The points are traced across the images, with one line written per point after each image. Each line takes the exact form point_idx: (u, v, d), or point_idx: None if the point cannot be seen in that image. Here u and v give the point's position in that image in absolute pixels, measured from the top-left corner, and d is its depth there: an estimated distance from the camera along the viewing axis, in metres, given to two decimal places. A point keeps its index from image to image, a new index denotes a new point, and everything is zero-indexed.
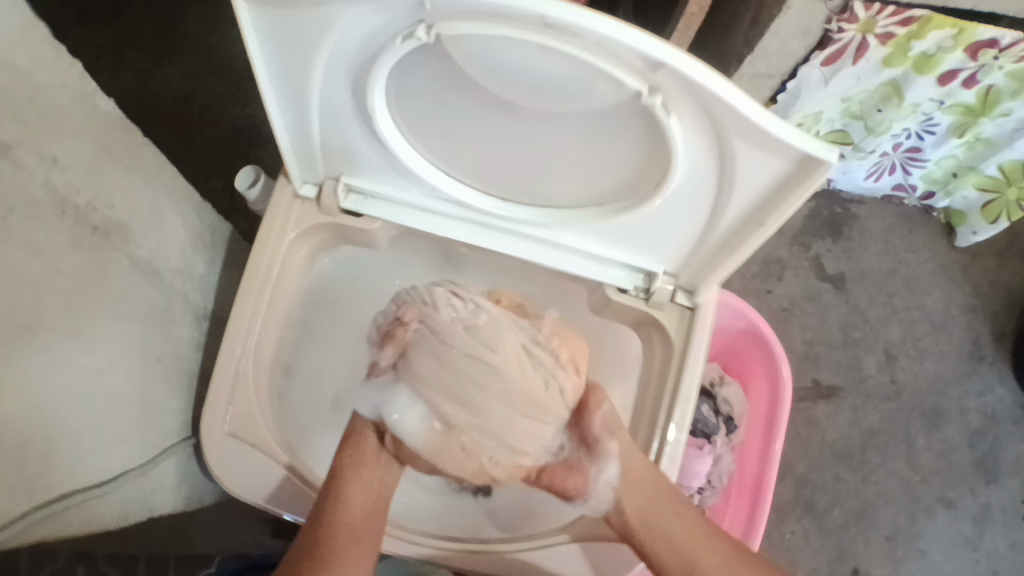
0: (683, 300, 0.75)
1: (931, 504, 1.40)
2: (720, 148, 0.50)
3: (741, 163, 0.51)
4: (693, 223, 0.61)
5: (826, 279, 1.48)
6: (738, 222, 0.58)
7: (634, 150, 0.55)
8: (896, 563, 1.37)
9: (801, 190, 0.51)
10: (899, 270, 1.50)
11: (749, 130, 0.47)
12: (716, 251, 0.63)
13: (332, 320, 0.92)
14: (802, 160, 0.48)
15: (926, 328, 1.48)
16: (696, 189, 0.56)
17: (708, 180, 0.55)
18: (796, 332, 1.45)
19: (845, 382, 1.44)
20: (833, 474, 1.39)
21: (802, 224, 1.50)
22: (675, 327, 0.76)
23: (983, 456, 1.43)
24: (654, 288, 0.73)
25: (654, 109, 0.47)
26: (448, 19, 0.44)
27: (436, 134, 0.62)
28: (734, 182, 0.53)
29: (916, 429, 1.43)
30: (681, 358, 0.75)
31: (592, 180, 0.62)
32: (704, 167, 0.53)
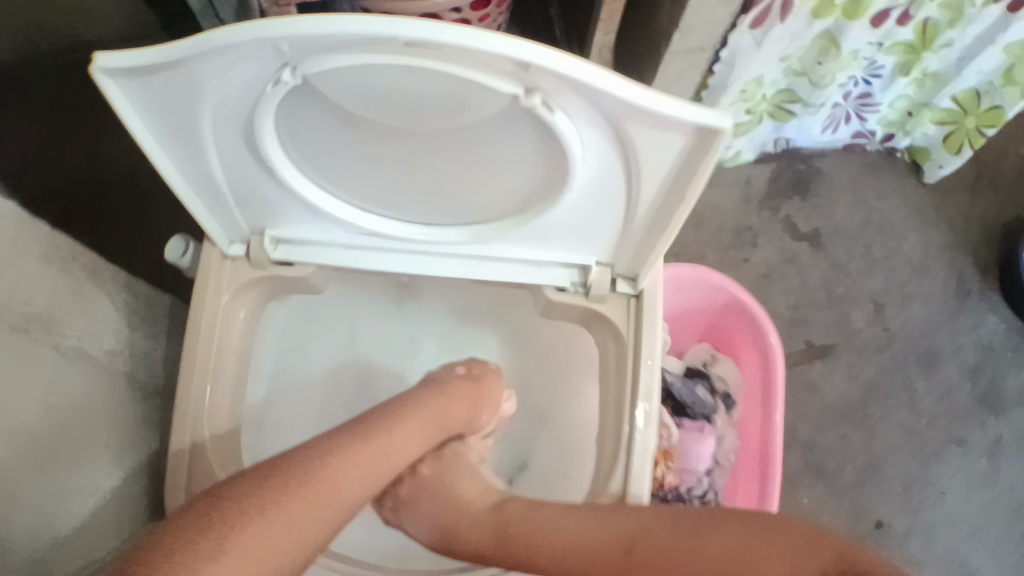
0: (627, 289, 0.73)
1: (942, 446, 1.39)
2: (618, 137, 0.49)
3: (642, 146, 0.49)
4: (615, 211, 0.59)
5: (801, 239, 1.46)
6: (655, 205, 0.57)
7: (533, 153, 0.54)
8: (915, 512, 1.35)
9: (706, 166, 0.50)
10: (872, 219, 1.49)
11: (636, 115, 0.46)
12: (648, 233, 0.62)
13: (305, 367, 0.91)
14: (697, 134, 0.48)
15: (907, 273, 1.47)
16: (609, 180, 0.55)
17: (615, 166, 0.53)
18: (780, 298, 1.43)
19: (836, 339, 1.42)
20: (839, 433, 1.38)
21: (768, 188, 1.48)
22: (622, 319, 0.75)
23: (985, 390, 1.42)
24: (592, 282, 0.71)
25: (537, 110, 0.46)
26: (308, 57, 0.43)
27: (341, 171, 0.61)
28: (639, 164, 0.52)
29: (914, 374, 1.42)
30: (636, 349, 0.73)
31: (507, 189, 0.61)
32: (608, 154, 0.52)
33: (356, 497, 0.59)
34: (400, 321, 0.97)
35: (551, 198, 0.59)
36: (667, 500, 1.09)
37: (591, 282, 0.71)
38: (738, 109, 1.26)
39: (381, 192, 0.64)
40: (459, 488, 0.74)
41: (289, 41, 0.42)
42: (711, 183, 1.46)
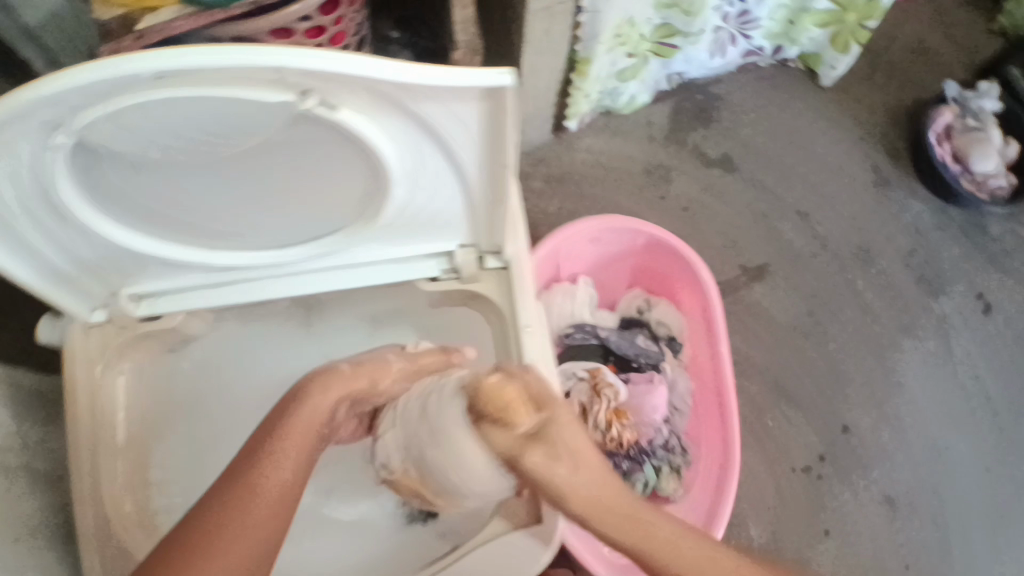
0: (495, 263, 0.74)
1: (895, 337, 1.43)
2: (410, 114, 0.51)
3: (437, 117, 0.51)
4: (450, 189, 0.61)
5: (713, 165, 1.45)
6: (480, 170, 0.57)
7: (343, 155, 0.56)
8: (881, 405, 1.39)
9: (506, 121, 0.51)
10: (779, 131, 1.50)
11: (412, 90, 0.48)
12: (491, 205, 0.63)
13: (222, 412, 0.87)
14: (488, 95, 0.49)
15: (826, 175, 1.49)
16: (429, 162, 0.57)
17: (425, 147, 0.55)
18: (706, 228, 1.42)
19: (770, 257, 1.43)
20: (793, 347, 1.39)
21: (670, 123, 1.46)
22: (498, 295, 0.75)
23: (923, 271, 1.47)
24: (458, 262, 0.73)
25: (315, 109, 0.48)
26: (84, 109, 0.46)
27: (174, 209, 0.62)
28: (445, 137, 0.53)
29: (853, 272, 1.45)
30: (514, 319, 0.74)
31: (339, 196, 0.63)
32: (411, 136, 0.53)
33: (283, 512, 0.60)
34: (313, 342, 0.91)
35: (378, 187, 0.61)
36: (631, 457, 1.06)
37: (459, 265, 0.73)
38: (619, 55, 1.22)
39: (225, 221, 0.65)
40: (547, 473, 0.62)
41: (52, 100, 0.44)
42: (613, 133, 1.43)
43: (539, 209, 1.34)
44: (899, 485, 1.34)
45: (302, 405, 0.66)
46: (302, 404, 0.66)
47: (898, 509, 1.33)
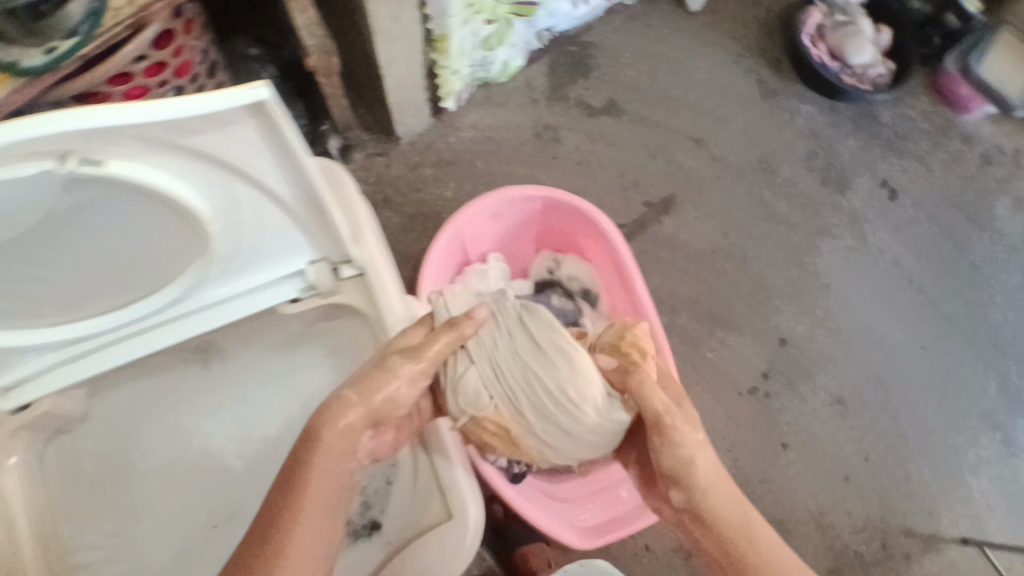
0: (350, 272, 0.79)
1: (812, 239, 1.45)
2: (195, 149, 0.54)
3: (218, 146, 0.54)
4: (263, 208, 0.64)
5: (599, 113, 1.44)
6: (285, 183, 0.61)
7: (146, 206, 0.58)
8: (812, 308, 1.41)
9: (287, 133, 0.54)
10: (658, 64, 1.50)
11: (187, 127, 0.50)
12: (312, 211, 0.66)
13: (141, 479, 0.84)
14: (255, 109, 0.51)
15: (713, 98, 1.50)
16: (235, 188, 0.60)
17: (219, 176, 0.57)
18: (603, 175, 1.41)
19: (674, 189, 1.43)
20: (716, 273, 1.40)
21: (549, 80, 1.44)
22: (359, 299, 0.80)
23: (826, 171, 1.49)
24: (313, 277, 0.78)
25: (84, 168, 0.49)
26: None
27: (24, 298, 0.62)
28: (233, 161, 0.56)
29: (759, 185, 1.46)
30: (380, 316, 0.79)
31: (161, 245, 0.64)
32: (203, 171, 0.56)
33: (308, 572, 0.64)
34: (213, 384, 0.87)
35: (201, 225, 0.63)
36: None
37: (314, 281, 0.78)
38: (477, 23, 1.19)
39: (58, 294, 0.64)
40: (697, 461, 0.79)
41: None
42: (495, 102, 1.41)
43: (436, 195, 1.32)
44: (844, 383, 1.37)
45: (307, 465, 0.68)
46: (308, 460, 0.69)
47: (847, 406, 1.36)
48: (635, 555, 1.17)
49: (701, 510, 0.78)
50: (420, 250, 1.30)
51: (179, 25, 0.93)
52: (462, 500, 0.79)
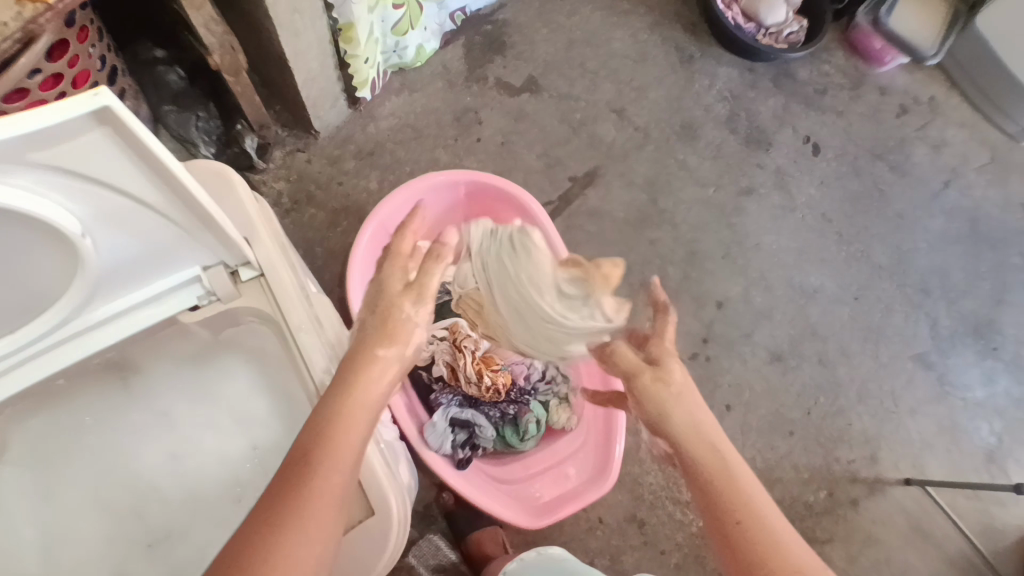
0: (249, 274, 0.77)
1: (738, 201, 1.46)
2: (39, 164, 0.50)
3: (72, 160, 0.51)
4: (142, 216, 0.61)
5: (519, 92, 1.43)
6: (160, 190, 0.58)
7: (0, 224, 0.54)
8: (743, 269, 1.43)
9: (143, 143, 0.51)
10: (574, 38, 1.50)
11: (26, 146, 0.47)
12: (197, 214, 0.63)
13: (67, 505, 0.80)
14: (99, 118, 0.48)
15: (631, 68, 1.50)
16: (97, 201, 0.56)
17: (82, 188, 0.54)
18: (528, 152, 1.40)
19: (599, 162, 1.43)
20: (647, 241, 1.40)
21: (466, 61, 1.42)
22: (260, 301, 0.79)
23: (748, 132, 1.51)
24: (212, 284, 0.75)
25: None
26: None
27: None
28: (94, 173, 0.53)
29: (683, 151, 1.47)
30: (282, 317, 0.78)
31: (36, 260, 0.61)
32: (65, 183, 0.53)
33: (334, 531, 0.57)
34: (133, 403, 0.85)
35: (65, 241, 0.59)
36: (514, 400, 1.07)
37: (212, 287, 0.75)
38: (386, 11, 1.18)
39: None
40: (694, 413, 0.75)
41: None
42: (412, 88, 1.39)
43: (360, 187, 1.30)
44: (781, 339, 1.40)
45: (342, 419, 0.63)
46: (343, 419, 0.63)
47: (786, 361, 1.38)
48: (589, 529, 1.18)
49: (686, 461, 0.71)
50: (347, 245, 1.27)
51: (73, 33, 0.89)
52: (382, 491, 0.73)
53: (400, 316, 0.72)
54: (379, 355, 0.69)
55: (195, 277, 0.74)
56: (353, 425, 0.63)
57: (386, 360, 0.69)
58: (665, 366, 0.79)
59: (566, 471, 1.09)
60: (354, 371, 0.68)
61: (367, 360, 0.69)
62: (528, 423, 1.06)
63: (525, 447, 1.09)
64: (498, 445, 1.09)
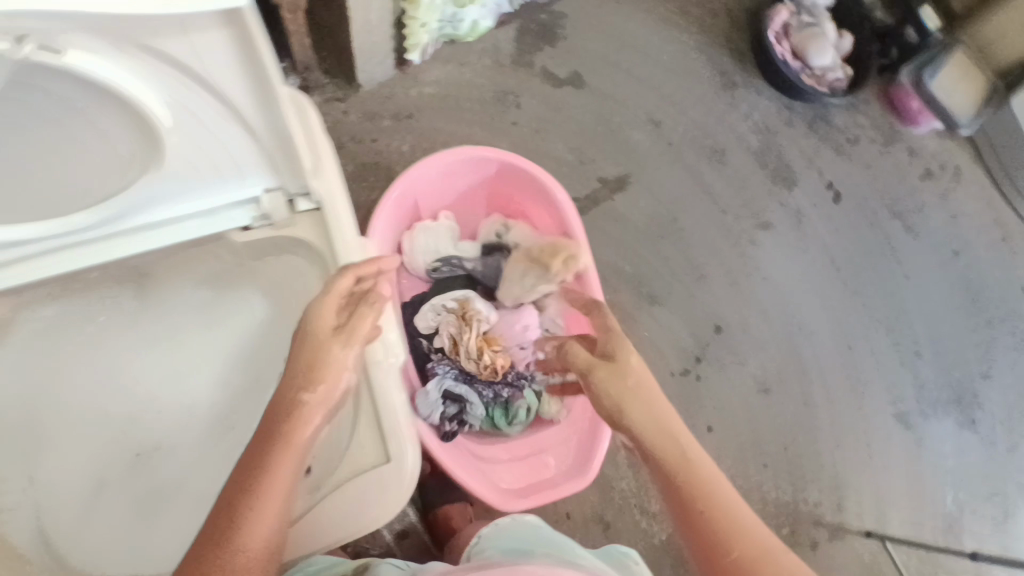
0: (305, 205, 0.77)
1: (753, 233, 1.48)
2: (153, 48, 0.52)
3: (184, 53, 0.53)
4: (226, 125, 0.63)
5: (562, 84, 1.44)
6: (253, 101, 0.60)
7: (94, 97, 0.56)
8: (747, 299, 1.44)
9: (255, 44, 0.53)
10: (624, 43, 1.50)
11: (147, 25, 0.48)
12: (277, 134, 0.65)
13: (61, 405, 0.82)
14: (225, 13, 0.50)
15: (674, 83, 1.51)
16: (190, 96, 0.58)
17: (183, 82, 0.56)
18: (561, 146, 1.42)
19: (628, 169, 1.44)
20: (659, 255, 1.42)
21: (516, 44, 1.43)
22: (314, 238, 0.77)
23: (775, 167, 1.52)
24: (269, 208, 0.75)
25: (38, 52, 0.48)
26: None
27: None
28: (200, 72, 0.55)
29: (709, 174, 1.48)
30: (331, 257, 0.77)
31: (116, 145, 0.63)
32: (169, 75, 0.55)
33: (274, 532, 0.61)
34: (144, 316, 0.85)
35: (149, 130, 0.61)
36: (510, 383, 1.09)
37: (268, 211, 0.75)
38: None
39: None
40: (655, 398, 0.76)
41: None
42: (458, 61, 1.39)
43: (391, 148, 1.31)
44: (772, 373, 1.41)
45: (280, 423, 0.65)
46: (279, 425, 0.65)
47: (772, 394, 1.40)
48: (556, 521, 1.19)
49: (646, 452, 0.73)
50: (370, 203, 1.28)
51: None
52: (404, 443, 0.74)
53: (331, 357, 0.68)
54: (304, 400, 0.66)
55: (254, 195, 0.74)
56: (292, 428, 0.65)
57: (311, 406, 0.66)
58: (619, 359, 0.80)
59: (545, 461, 1.11)
60: (279, 420, 0.65)
61: (292, 403, 0.66)
62: (519, 408, 1.08)
63: (511, 430, 1.10)
64: (485, 425, 1.10)
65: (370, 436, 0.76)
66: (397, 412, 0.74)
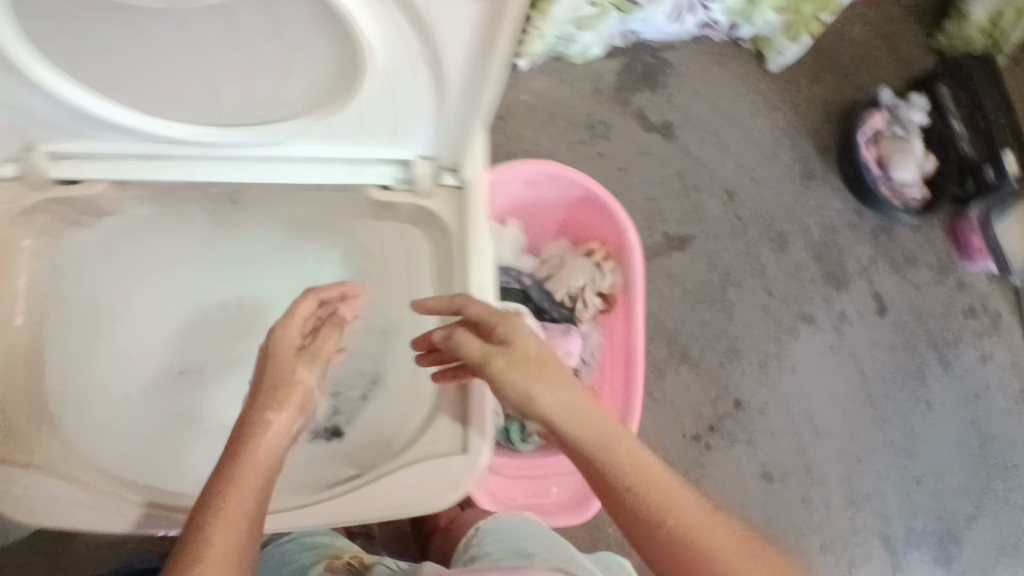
0: (450, 181, 0.74)
1: (794, 322, 1.48)
2: (399, 13, 0.49)
3: (430, 23, 0.49)
4: (424, 93, 0.59)
5: (653, 130, 1.46)
6: (466, 80, 0.56)
7: (315, 27, 0.53)
8: (773, 384, 1.44)
9: (500, 38, 0.50)
10: (720, 107, 1.52)
11: None
12: (463, 111, 0.61)
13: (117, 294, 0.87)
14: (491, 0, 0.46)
15: (756, 158, 1.52)
16: (404, 66, 0.55)
17: (409, 46, 0.52)
18: (636, 189, 1.44)
19: (693, 228, 1.46)
20: (700, 319, 1.43)
21: (619, 81, 1.46)
22: (448, 212, 0.75)
23: (831, 265, 1.53)
24: (416, 174, 0.73)
25: None
26: None
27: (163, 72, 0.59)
28: (437, 44, 0.51)
29: (767, 255, 1.49)
30: (461, 238, 0.75)
31: (309, 73, 0.59)
32: (401, 37, 0.52)
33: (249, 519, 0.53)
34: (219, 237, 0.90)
35: (346, 79, 0.59)
36: None
37: (415, 177, 0.73)
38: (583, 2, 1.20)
39: (129, 75, 0.59)
40: (564, 393, 0.62)
41: None
42: (562, 79, 1.43)
43: None
44: (777, 462, 1.42)
45: (247, 422, 0.60)
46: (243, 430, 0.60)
47: (772, 483, 1.41)
48: None
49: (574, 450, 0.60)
50: None
51: None
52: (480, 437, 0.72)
53: (294, 382, 0.65)
54: (268, 419, 0.61)
55: (407, 158, 0.72)
56: (267, 436, 0.59)
57: (277, 426, 0.61)
58: (517, 342, 0.65)
59: (548, 488, 1.10)
60: (242, 433, 0.60)
61: (256, 418, 0.61)
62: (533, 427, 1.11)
63: (522, 447, 1.12)
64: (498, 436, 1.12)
65: (447, 426, 0.74)
66: (485, 410, 0.72)
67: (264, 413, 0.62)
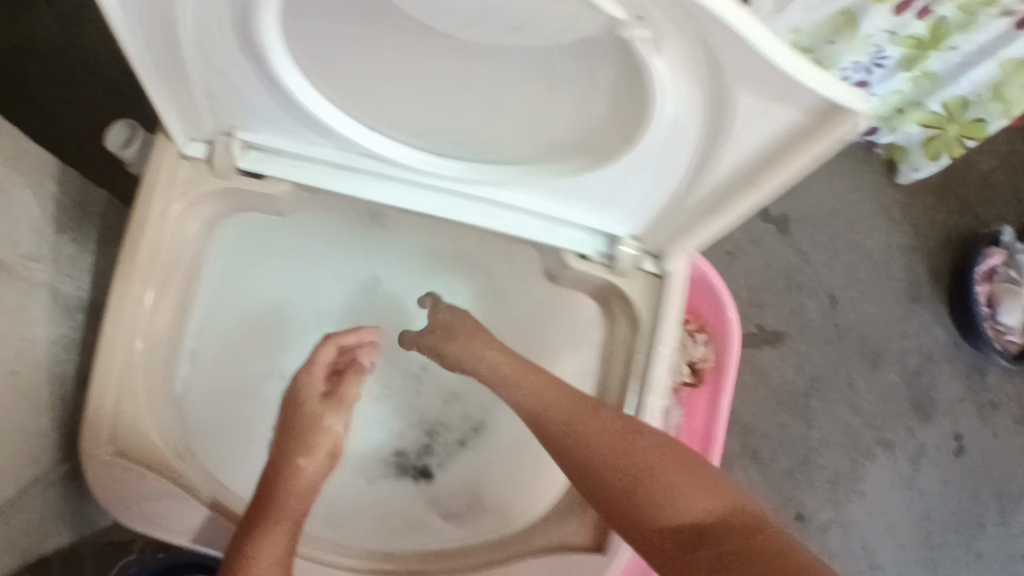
0: (650, 268, 0.59)
1: (872, 449, 1.37)
2: (711, 101, 0.41)
3: (738, 112, 0.40)
4: (675, 181, 0.50)
5: (769, 220, 1.41)
6: (727, 183, 0.47)
7: (619, 87, 0.43)
8: (837, 506, 1.35)
9: (803, 154, 0.41)
10: (840, 209, 1.44)
11: (752, 72, 0.37)
12: (698, 215, 0.52)
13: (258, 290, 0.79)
14: (819, 112, 0.39)
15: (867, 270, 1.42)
16: (677, 148, 0.46)
17: (695, 125, 0.44)
18: (740, 277, 1.38)
19: (790, 328, 1.38)
20: (779, 422, 1.36)
21: None
22: (642, 299, 0.59)
23: (920, 397, 1.39)
24: (618, 257, 0.59)
25: (637, 43, 0.37)
26: None
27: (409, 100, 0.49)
28: (728, 132, 0.42)
29: (858, 372, 1.39)
30: (649, 332, 0.59)
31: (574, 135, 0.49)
32: (688, 114, 0.43)
33: None
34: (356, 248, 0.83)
35: (600, 134, 0.48)
36: None
37: (619, 260, 0.59)
38: None
39: (377, 89, 0.48)
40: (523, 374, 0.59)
41: None
42: None
43: None
44: None
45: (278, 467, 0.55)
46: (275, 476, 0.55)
47: None
48: None
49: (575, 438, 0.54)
50: None
51: None
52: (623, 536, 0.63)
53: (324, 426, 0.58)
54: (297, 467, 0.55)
55: (616, 234, 0.58)
56: (295, 490, 0.54)
57: (309, 475, 0.55)
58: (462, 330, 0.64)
59: None
60: (271, 491, 0.54)
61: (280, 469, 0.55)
62: None
63: None
64: None
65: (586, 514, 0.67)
66: None
67: (294, 458, 0.56)
